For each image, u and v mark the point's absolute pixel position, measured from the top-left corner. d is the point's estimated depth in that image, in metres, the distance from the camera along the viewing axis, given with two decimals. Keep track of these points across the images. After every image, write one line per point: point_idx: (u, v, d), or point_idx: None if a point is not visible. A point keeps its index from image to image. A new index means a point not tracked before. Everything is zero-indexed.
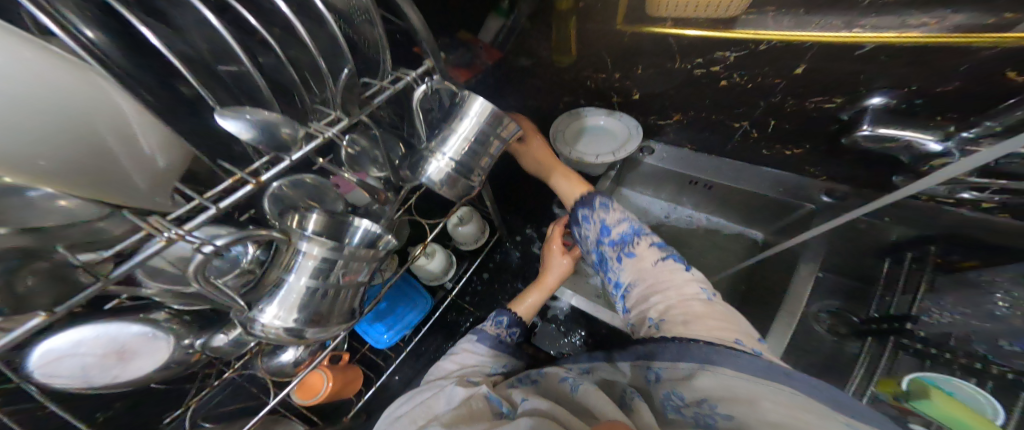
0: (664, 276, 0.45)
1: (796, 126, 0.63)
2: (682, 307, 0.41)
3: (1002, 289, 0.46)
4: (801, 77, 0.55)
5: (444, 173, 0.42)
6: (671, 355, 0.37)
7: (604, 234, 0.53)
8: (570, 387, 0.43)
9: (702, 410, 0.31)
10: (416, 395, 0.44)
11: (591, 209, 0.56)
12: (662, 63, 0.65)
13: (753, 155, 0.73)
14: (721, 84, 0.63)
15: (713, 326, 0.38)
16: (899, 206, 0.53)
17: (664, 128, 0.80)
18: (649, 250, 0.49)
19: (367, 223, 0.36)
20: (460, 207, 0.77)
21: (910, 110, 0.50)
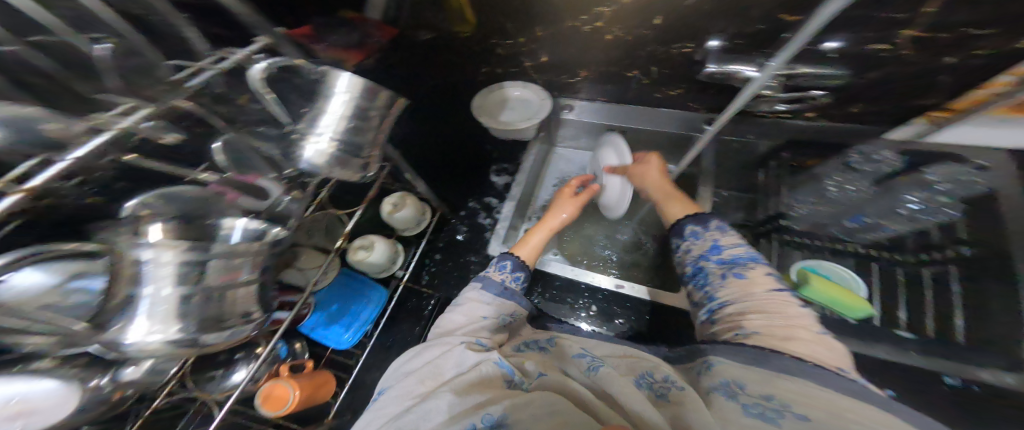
0: (771, 304, 0.36)
1: (669, 70, 0.73)
2: (790, 333, 0.32)
3: (829, 176, 0.60)
4: (660, 27, 0.64)
5: (326, 154, 0.42)
6: (742, 359, 0.31)
7: (712, 251, 0.45)
8: (588, 366, 0.38)
9: (770, 411, 0.24)
10: (423, 350, 0.41)
11: (702, 227, 0.49)
12: (557, 26, 0.74)
13: (648, 98, 0.82)
14: (607, 38, 0.72)
15: (818, 352, 0.30)
16: (756, 123, 0.69)
17: (576, 84, 0.87)
18: (765, 277, 0.40)
19: (243, 221, 0.30)
20: (390, 193, 0.75)
21: (738, 47, 0.62)
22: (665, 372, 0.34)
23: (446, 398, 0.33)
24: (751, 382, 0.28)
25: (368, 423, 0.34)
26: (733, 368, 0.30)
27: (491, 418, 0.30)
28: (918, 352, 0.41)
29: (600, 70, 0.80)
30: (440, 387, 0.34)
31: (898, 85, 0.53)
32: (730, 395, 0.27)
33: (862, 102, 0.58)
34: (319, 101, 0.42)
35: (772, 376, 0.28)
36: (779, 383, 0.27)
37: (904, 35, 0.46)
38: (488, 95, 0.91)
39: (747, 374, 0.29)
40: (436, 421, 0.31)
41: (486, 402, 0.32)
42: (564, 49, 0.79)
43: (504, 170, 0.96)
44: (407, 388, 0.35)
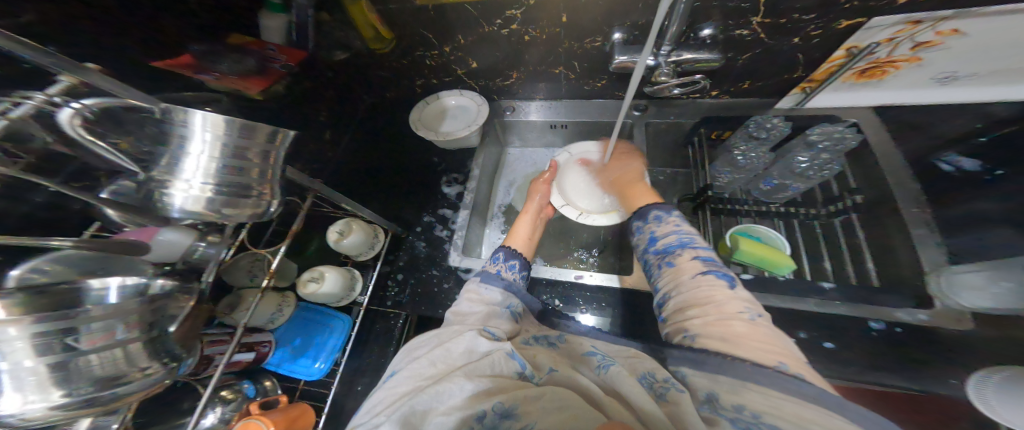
0: (702, 293, 0.40)
1: (589, 64, 0.77)
2: (727, 328, 0.34)
3: (738, 147, 0.69)
4: (568, 24, 0.67)
5: (204, 199, 0.37)
6: (705, 366, 0.32)
7: (651, 244, 0.50)
8: (598, 364, 0.38)
9: (745, 422, 0.26)
10: (433, 336, 0.42)
11: (644, 221, 0.54)
12: (476, 30, 0.72)
13: (579, 92, 0.87)
14: (526, 38, 0.73)
15: (759, 351, 0.31)
16: (672, 104, 0.78)
17: (512, 86, 0.89)
18: (691, 262, 0.44)
19: (117, 279, 0.30)
20: (333, 220, 0.65)
21: (637, 37, 0.67)
22: (665, 373, 0.34)
23: (461, 383, 0.34)
24: (721, 391, 0.29)
25: (381, 400, 0.36)
26: (698, 380, 0.32)
27: (502, 406, 0.32)
28: (841, 301, 0.50)
29: (530, 70, 0.82)
30: (452, 372, 0.36)
31: (767, 61, 0.64)
32: (710, 408, 0.29)
33: (750, 78, 0.69)
34: (175, 142, 0.37)
35: (736, 386, 0.29)
36: (743, 393, 0.28)
37: (753, 21, 0.56)
38: (425, 109, 0.90)
39: (715, 383, 0.30)
40: (449, 403, 0.33)
41: (494, 391, 0.34)
42: (490, 52, 0.78)
43: (455, 179, 0.93)
44: (417, 370, 0.37)
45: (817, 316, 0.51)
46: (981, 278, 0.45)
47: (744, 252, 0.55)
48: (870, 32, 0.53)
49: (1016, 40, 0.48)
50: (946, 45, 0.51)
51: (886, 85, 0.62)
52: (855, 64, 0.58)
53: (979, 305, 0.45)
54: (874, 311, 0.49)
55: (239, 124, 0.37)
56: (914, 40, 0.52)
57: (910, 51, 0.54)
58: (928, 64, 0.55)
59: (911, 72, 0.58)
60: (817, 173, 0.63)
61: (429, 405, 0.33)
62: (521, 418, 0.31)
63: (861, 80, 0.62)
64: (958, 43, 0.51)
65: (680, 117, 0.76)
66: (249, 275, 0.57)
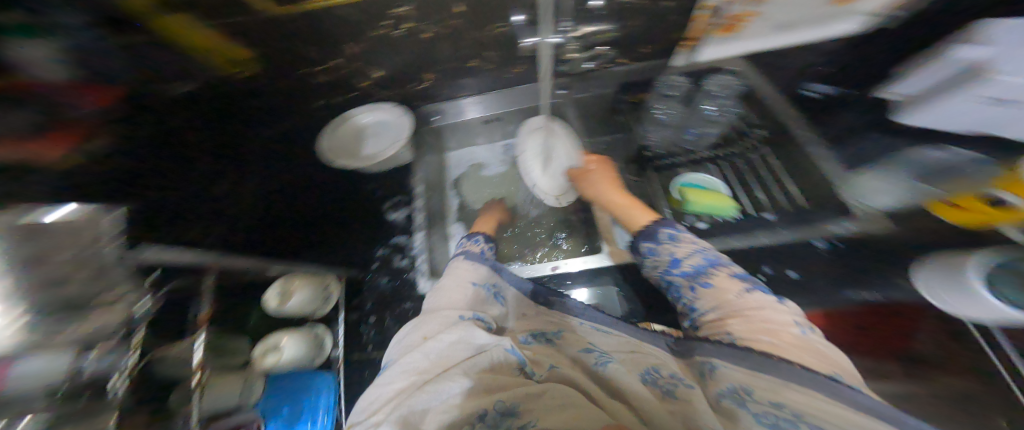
0: (750, 309, 0.37)
1: (502, 52, 0.75)
2: (775, 338, 0.33)
3: (658, 107, 0.77)
4: (465, 12, 0.64)
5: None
6: (745, 365, 0.31)
7: (673, 265, 0.45)
8: (597, 361, 0.39)
9: (783, 421, 0.25)
10: (421, 323, 0.43)
11: (656, 242, 0.48)
12: (364, 34, 0.67)
13: (500, 82, 0.84)
14: (425, 36, 0.69)
15: (812, 361, 0.30)
16: (590, 77, 0.83)
17: (429, 89, 0.83)
18: (730, 280, 0.41)
19: None
20: (269, 285, 0.59)
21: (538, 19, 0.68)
22: (671, 369, 0.36)
23: (460, 380, 0.33)
24: (762, 390, 0.29)
25: (376, 399, 0.34)
26: (733, 372, 0.31)
27: (503, 404, 0.32)
28: (784, 227, 0.61)
29: (443, 69, 0.78)
30: (451, 368, 0.35)
31: (657, 25, 0.71)
32: (739, 401, 0.29)
33: (646, 43, 0.76)
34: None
35: (780, 386, 0.28)
36: (788, 395, 0.27)
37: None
38: (335, 131, 0.79)
39: (756, 381, 0.30)
40: (447, 400, 0.32)
41: (492, 389, 0.33)
42: (391, 54, 0.73)
43: (399, 202, 0.83)
44: (413, 364, 0.36)
45: (767, 242, 0.61)
46: (876, 182, 0.56)
47: (693, 202, 0.65)
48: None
49: None
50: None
51: (744, 37, 0.71)
52: (716, 20, 0.68)
53: (884, 204, 0.54)
54: (810, 229, 0.58)
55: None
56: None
57: (748, 6, 0.65)
58: (767, 16, 0.66)
59: (757, 25, 0.68)
60: (723, 116, 0.74)
61: (426, 405, 0.31)
62: (523, 415, 0.31)
63: (725, 34, 0.72)
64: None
65: (599, 88, 0.81)
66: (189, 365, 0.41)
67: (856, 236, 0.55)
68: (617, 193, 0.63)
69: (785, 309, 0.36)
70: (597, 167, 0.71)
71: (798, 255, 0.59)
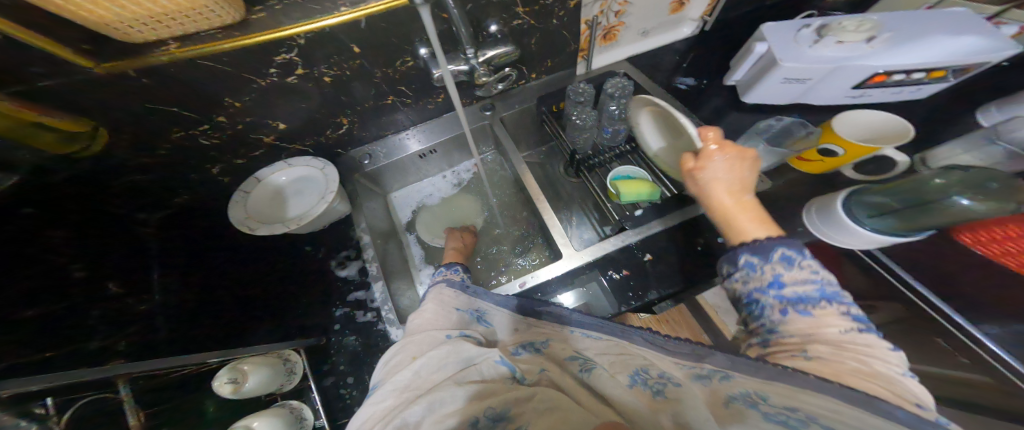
0: (848, 347, 0.31)
1: (417, 84, 0.75)
2: (863, 362, 0.29)
3: (574, 114, 0.83)
4: (364, 50, 0.62)
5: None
6: (768, 373, 0.29)
7: (770, 283, 0.36)
8: (581, 367, 0.40)
9: (793, 419, 0.24)
10: (406, 346, 0.44)
11: (758, 258, 0.38)
12: (248, 85, 0.60)
13: (427, 112, 0.84)
14: (325, 80, 0.65)
15: (883, 393, 0.27)
16: (507, 95, 0.88)
17: (348, 131, 0.78)
18: (839, 318, 0.33)
19: None
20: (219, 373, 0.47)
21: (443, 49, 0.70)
22: (659, 369, 0.37)
23: (452, 390, 0.36)
24: (777, 394, 0.27)
25: (370, 416, 0.37)
26: (750, 380, 0.29)
27: (493, 411, 0.33)
28: None
29: (362, 109, 0.74)
30: (442, 382, 0.37)
31: (553, 41, 0.80)
32: (753, 404, 0.28)
33: (548, 58, 0.84)
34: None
35: (797, 390, 0.26)
36: (803, 398, 0.26)
37: (519, 11, 0.69)
38: (248, 199, 0.70)
39: (771, 384, 0.28)
40: (440, 412, 0.34)
41: (482, 396, 0.35)
42: (293, 101, 0.66)
43: (347, 257, 0.76)
44: (403, 382, 0.38)
45: None
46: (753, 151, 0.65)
47: (625, 193, 0.67)
48: (587, 8, 0.74)
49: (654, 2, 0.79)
50: (628, 9, 0.78)
51: (620, 43, 0.89)
52: (596, 33, 0.81)
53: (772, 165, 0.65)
54: None
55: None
56: (613, 10, 0.77)
57: (616, 18, 0.80)
58: (630, 24, 0.84)
59: (627, 32, 0.86)
60: (627, 113, 0.83)
61: (419, 417, 0.33)
62: (514, 419, 0.32)
63: (606, 42, 0.87)
64: (632, 7, 0.78)
65: (522, 103, 0.87)
66: None
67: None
68: (735, 212, 0.44)
69: (893, 352, 0.30)
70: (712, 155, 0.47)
71: None
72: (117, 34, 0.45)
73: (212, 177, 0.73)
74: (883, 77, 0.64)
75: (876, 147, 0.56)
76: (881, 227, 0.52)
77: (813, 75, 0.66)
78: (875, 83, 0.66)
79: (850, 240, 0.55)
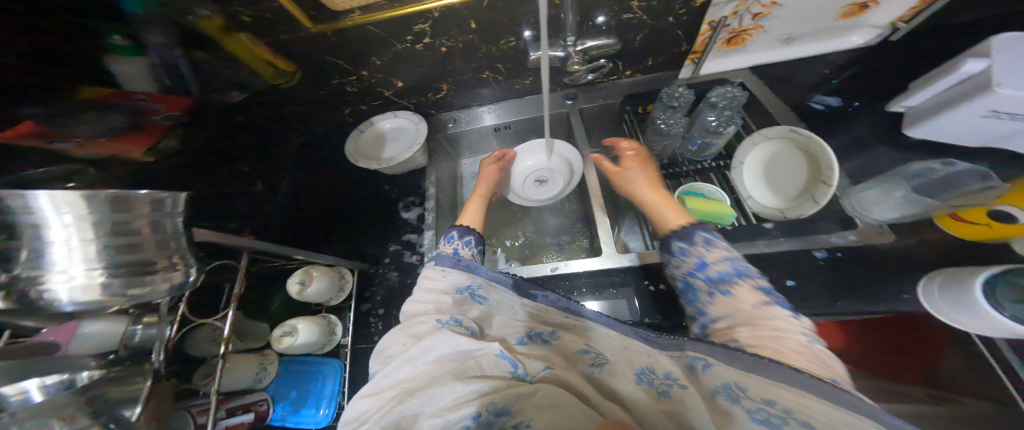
0: (760, 318, 0.38)
1: (511, 65, 0.80)
2: (780, 346, 0.34)
3: (661, 117, 0.76)
4: (478, 28, 0.69)
5: (99, 286, 0.33)
6: (738, 366, 0.32)
7: (698, 268, 0.46)
8: (593, 362, 0.41)
9: (775, 417, 0.28)
10: (401, 330, 0.43)
11: (688, 243, 0.48)
12: (390, 47, 0.72)
13: (512, 92, 0.89)
14: (442, 50, 0.74)
15: (814, 369, 0.32)
16: (595, 88, 0.85)
17: (444, 98, 0.89)
18: (750, 292, 0.41)
19: (36, 380, 0.30)
20: (292, 271, 0.62)
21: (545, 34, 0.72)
22: (664, 368, 0.38)
23: (451, 385, 0.36)
24: (751, 385, 0.31)
25: (367, 408, 0.36)
26: (726, 370, 0.33)
27: (495, 405, 0.34)
28: (784, 237, 0.59)
29: (458, 80, 0.84)
30: (441, 375, 0.37)
31: (663, 37, 0.72)
32: (734, 399, 0.31)
33: (650, 56, 0.78)
34: (26, 234, 0.31)
35: (769, 384, 0.30)
36: (777, 392, 0.30)
37: (634, 5, 0.64)
38: (360, 136, 0.87)
39: (747, 379, 0.32)
40: (439, 405, 0.34)
41: (486, 391, 0.35)
42: (412, 67, 0.78)
43: (412, 203, 0.90)
44: (395, 371, 0.38)
45: (768, 252, 0.59)
46: (878, 194, 0.57)
47: (694, 210, 0.63)
48: (717, 8, 0.65)
49: (814, 5, 0.64)
50: (773, 12, 0.65)
51: (749, 49, 0.75)
52: (719, 35, 0.71)
53: (886, 216, 0.56)
54: (810, 240, 0.58)
55: (111, 197, 0.33)
56: (751, 12, 0.66)
57: (752, 21, 0.68)
58: (770, 29, 0.70)
59: (761, 37, 0.72)
60: (727, 128, 0.71)
61: (419, 409, 0.34)
62: (517, 415, 0.34)
63: (728, 47, 0.75)
64: (780, 10, 0.65)
65: (606, 98, 0.84)
66: (216, 343, 0.52)
67: (852, 246, 0.57)
68: (658, 194, 0.61)
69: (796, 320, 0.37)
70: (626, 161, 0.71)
71: (807, 274, 0.57)
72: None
73: None
74: None
75: None
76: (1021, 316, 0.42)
77: None
78: None
79: (968, 321, 0.46)
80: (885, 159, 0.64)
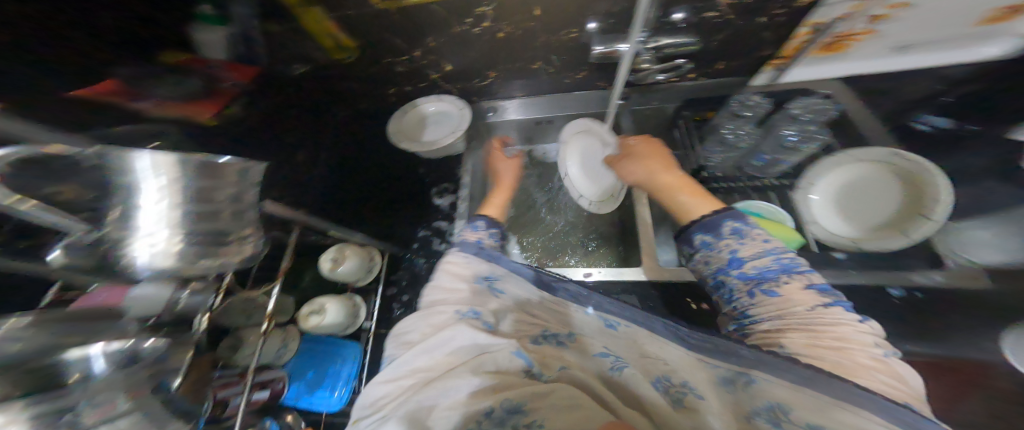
0: (817, 324, 0.33)
1: (567, 57, 0.76)
2: (844, 358, 0.30)
3: (727, 127, 0.69)
4: (540, 17, 0.66)
5: (175, 252, 0.37)
6: (793, 378, 0.28)
7: (731, 264, 0.40)
8: (612, 365, 0.39)
9: None
10: (423, 316, 0.40)
11: (713, 235, 0.42)
12: (448, 30, 0.70)
13: (562, 86, 0.86)
14: (499, 36, 0.71)
15: (882, 387, 0.28)
16: (655, 89, 0.79)
17: (491, 88, 0.88)
18: (804, 292, 0.36)
19: (100, 346, 0.29)
20: (325, 249, 0.68)
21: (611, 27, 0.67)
22: (682, 376, 0.36)
23: (468, 379, 0.33)
24: (801, 408, 0.28)
25: (385, 393, 0.34)
26: (778, 388, 0.29)
27: (510, 402, 0.32)
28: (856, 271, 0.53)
29: (508, 69, 0.81)
30: (457, 366, 0.35)
31: (747, 38, 0.64)
32: (776, 422, 0.29)
33: (724, 59, 0.70)
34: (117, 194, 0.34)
35: (830, 404, 0.26)
36: (834, 414, 0.26)
37: (722, 2, 0.57)
38: (404, 118, 0.88)
39: (798, 397, 0.28)
40: (455, 398, 0.32)
41: (501, 387, 0.34)
42: (466, 53, 0.77)
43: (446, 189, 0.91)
44: (416, 360, 0.36)
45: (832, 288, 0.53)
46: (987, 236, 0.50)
47: None
48: (828, 9, 0.56)
49: (953, 10, 0.54)
50: (897, 16, 0.57)
51: (849, 56, 0.67)
52: (821, 38, 0.62)
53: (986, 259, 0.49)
54: (891, 278, 0.51)
55: (199, 164, 0.36)
56: (868, 15, 0.57)
57: (867, 25, 0.59)
58: (885, 34, 0.61)
59: (871, 43, 0.63)
60: (809, 145, 0.65)
61: (433, 401, 0.32)
62: (530, 414, 0.32)
63: (826, 52, 0.67)
64: (909, 12, 0.56)
65: (665, 101, 0.78)
66: (244, 314, 0.54)
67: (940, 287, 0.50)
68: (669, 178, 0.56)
69: (865, 328, 0.33)
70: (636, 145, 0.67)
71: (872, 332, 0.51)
72: None
73: None
74: None
75: None
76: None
77: None
78: None
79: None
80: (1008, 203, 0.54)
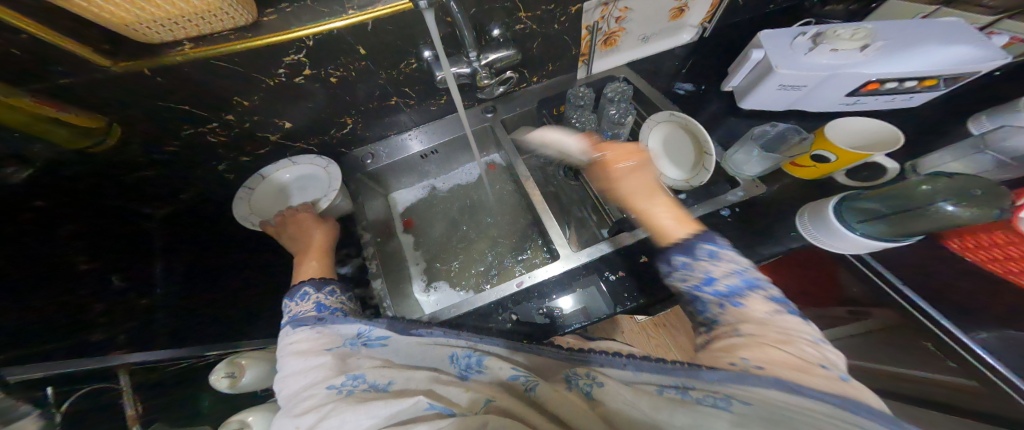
0: (766, 326, 0.37)
1: (421, 87, 0.76)
2: (782, 337, 0.35)
3: (575, 118, 0.85)
4: (369, 52, 0.63)
5: None
6: (713, 374, 0.30)
7: (707, 281, 0.42)
8: (525, 387, 0.38)
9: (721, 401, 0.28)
10: (297, 411, 0.33)
11: (690, 257, 0.43)
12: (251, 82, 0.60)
13: (429, 115, 0.86)
14: (330, 80, 0.65)
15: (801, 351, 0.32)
16: (510, 99, 0.90)
17: (352, 133, 0.80)
18: (761, 303, 0.39)
19: None
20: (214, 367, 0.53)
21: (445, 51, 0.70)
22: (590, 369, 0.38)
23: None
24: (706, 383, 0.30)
25: None
26: (702, 378, 0.31)
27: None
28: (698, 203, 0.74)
29: (365, 110, 0.76)
30: None
31: (557, 45, 0.80)
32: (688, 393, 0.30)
33: (549, 62, 0.85)
34: None
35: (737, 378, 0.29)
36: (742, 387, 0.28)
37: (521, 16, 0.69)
38: (252, 195, 0.72)
39: (727, 387, 0.29)
40: None
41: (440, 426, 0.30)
42: (305, 103, 0.68)
43: (347, 256, 0.77)
44: None
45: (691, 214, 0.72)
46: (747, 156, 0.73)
47: None
48: (589, 14, 0.74)
49: (657, 9, 0.80)
50: (628, 17, 0.79)
51: (621, 49, 0.90)
52: (597, 37, 0.82)
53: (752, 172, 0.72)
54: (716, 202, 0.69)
55: None
56: (614, 17, 0.78)
57: (617, 24, 0.80)
58: (632, 31, 0.84)
59: (627, 38, 0.86)
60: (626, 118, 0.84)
61: None
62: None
63: (606, 47, 0.87)
64: (632, 14, 0.79)
65: (523, 107, 0.89)
66: None
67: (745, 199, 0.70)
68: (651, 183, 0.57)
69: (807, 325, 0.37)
70: (614, 154, 0.64)
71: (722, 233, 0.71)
72: (132, 34, 0.45)
73: (218, 173, 0.75)
74: (874, 84, 0.68)
75: (867, 154, 0.63)
76: (870, 232, 0.59)
77: (809, 82, 0.70)
78: (868, 91, 0.71)
79: (839, 244, 0.62)
80: (742, 125, 0.84)
